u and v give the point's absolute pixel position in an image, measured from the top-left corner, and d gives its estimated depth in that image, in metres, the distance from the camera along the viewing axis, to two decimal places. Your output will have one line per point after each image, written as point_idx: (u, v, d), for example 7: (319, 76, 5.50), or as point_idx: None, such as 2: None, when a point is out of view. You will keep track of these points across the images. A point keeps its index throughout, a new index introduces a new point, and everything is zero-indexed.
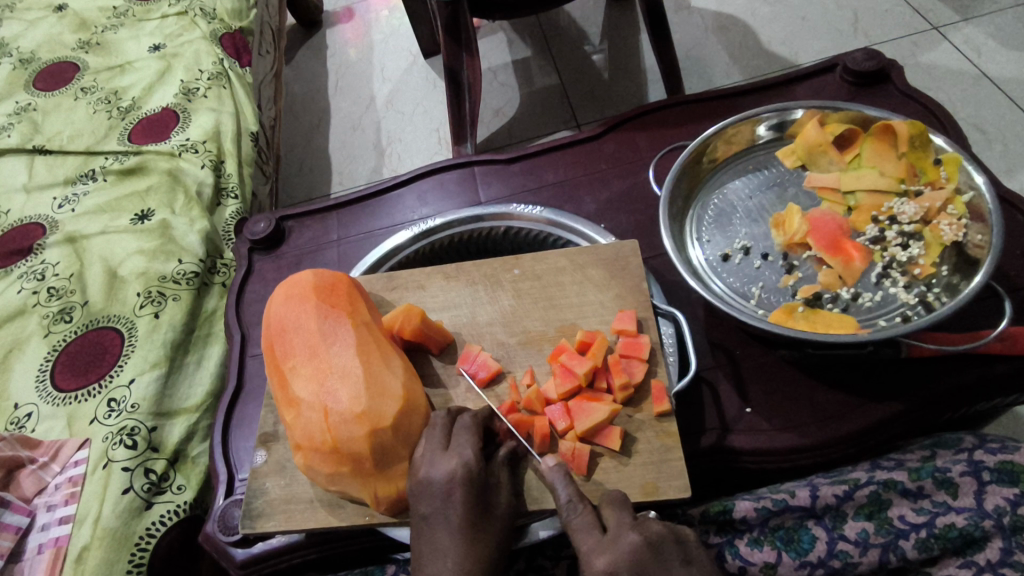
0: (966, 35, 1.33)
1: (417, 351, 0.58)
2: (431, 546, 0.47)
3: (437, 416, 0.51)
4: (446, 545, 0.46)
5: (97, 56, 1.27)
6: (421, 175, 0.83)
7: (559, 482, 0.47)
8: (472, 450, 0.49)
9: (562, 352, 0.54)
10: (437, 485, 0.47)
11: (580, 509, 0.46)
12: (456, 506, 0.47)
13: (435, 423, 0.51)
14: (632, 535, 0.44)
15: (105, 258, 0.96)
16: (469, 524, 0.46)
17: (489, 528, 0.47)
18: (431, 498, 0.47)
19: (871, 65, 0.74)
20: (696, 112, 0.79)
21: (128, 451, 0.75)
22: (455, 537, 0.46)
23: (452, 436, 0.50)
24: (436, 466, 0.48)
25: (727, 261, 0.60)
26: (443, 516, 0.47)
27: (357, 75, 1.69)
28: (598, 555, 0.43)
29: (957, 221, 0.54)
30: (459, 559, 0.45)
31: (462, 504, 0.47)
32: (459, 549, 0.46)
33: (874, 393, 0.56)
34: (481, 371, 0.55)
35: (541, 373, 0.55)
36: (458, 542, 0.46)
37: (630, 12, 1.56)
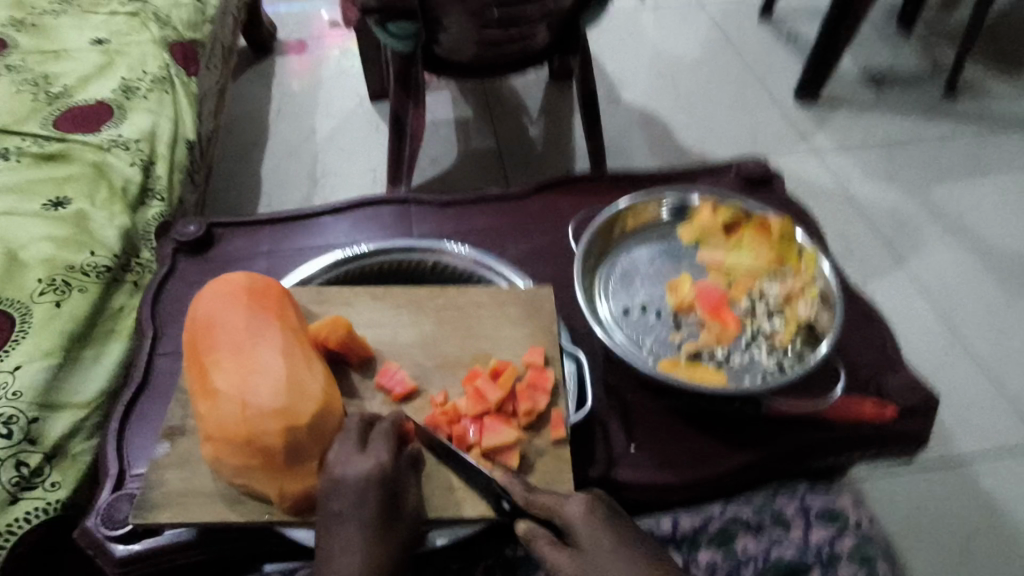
0: (839, 162, 1.57)
1: (338, 362, 0.61)
2: (341, 541, 0.50)
3: (351, 420, 0.54)
4: (355, 540, 0.50)
5: (32, 38, 1.23)
6: (358, 205, 0.88)
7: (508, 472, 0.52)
8: (388, 453, 0.52)
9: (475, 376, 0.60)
10: (352, 483, 0.51)
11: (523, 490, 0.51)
12: (368, 504, 0.50)
13: (352, 423, 0.54)
14: (580, 505, 0.50)
15: (6, 239, 0.91)
16: (380, 521, 0.50)
17: (397, 527, 0.51)
18: (346, 495, 0.50)
19: (759, 171, 0.89)
20: (613, 187, 0.90)
21: (2, 440, 0.71)
22: (365, 533, 0.50)
23: (367, 438, 0.53)
24: (351, 465, 0.51)
25: (627, 314, 0.68)
26: (355, 514, 0.50)
27: (301, 105, 1.73)
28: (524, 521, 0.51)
29: (811, 304, 0.65)
30: (368, 552, 0.49)
31: (375, 502, 0.50)
32: (368, 543, 0.50)
33: (737, 442, 0.64)
34: (398, 387, 0.59)
35: (454, 394, 0.60)
36: (368, 537, 0.50)
37: (567, 94, 1.72)
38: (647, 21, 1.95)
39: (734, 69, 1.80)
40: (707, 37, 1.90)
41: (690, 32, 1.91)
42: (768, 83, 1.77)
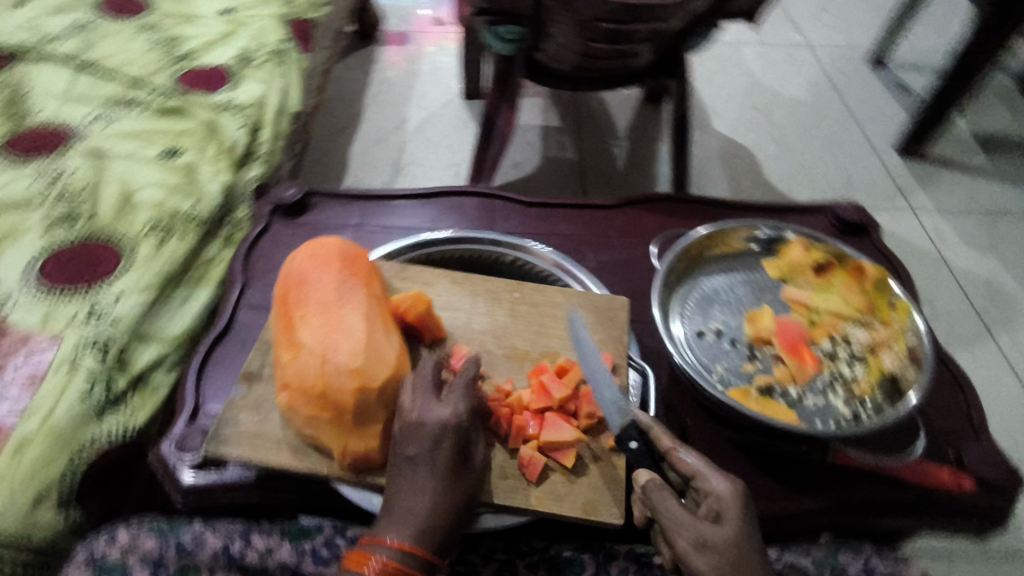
0: (935, 223, 1.50)
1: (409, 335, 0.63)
2: (414, 479, 0.50)
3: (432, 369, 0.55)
4: (427, 481, 0.50)
5: (170, 2, 1.33)
6: (446, 194, 0.90)
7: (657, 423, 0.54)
8: (465, 405, 0.53)
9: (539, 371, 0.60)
10: (428, 428, 0.51)
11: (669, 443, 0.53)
12: (444, 450, 0.51)
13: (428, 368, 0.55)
14: (727, 483, 0.51)
15: (123, 180, 0.98)
16: (454, 469, 0.51)
17: (467, 478, 0.52)
18: (421, 439, 0.51)
19: (856, 217, 0.86)
20: (700, 212, 0.89)
21: (97, 359, 0.77)
22: (438, 475, 0.50)
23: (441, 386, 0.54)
24: (428, 411, 0.52)
25: (701, 338, 0.67)
26: (431, 458, 0.51)
27: (397, 94, 1.79)
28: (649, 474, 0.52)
29: (897, 356, 0.63)
30: (438, 495, 0.50)
31: (449, 449, 0.51)
32: (439, 486, 0.50)
33: (799, 486, 0.62)
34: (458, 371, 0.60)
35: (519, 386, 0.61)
36: (439, 479, 0.50)
37: (657, 117, 1.72)
38: (749, 54, 1.92)
39: (834, 113, 1.75)
40: (810, 77, 1.85)
41: (792, 70, 1.87)
42: (868, 131, 1.70)
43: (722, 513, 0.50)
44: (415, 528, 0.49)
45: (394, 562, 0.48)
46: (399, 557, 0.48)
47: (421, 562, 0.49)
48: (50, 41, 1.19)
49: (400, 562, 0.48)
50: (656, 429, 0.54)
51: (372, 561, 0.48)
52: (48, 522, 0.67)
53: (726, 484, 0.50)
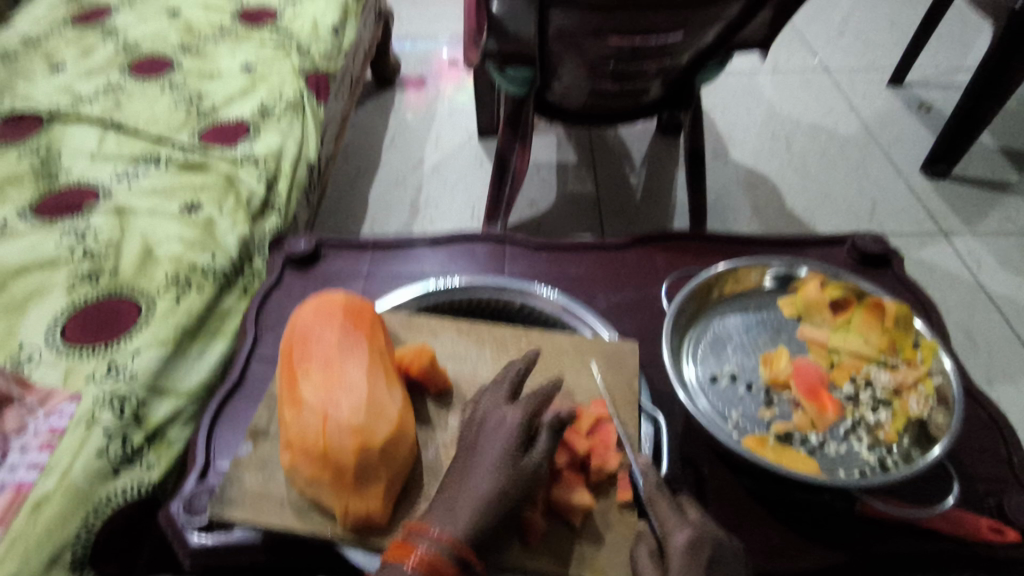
0: (968, 246, 1.45)
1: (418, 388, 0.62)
2: (475, 473, 0.50)
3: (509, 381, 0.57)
4: (487, 473, 0.49)
5: (193, 60, 1.38)
6: (455, 238, 0.90)
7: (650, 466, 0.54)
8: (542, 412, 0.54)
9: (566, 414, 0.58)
10: (495, 430, 0.52)
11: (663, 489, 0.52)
12: (505, 445, 0.51)
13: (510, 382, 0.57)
14: (685, 533, 0.49)
15: (145, 235, 1.01)
16: (514, 464, 0.50)
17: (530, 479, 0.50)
18: (489, 434, 0.52)
19: (876, 249, 0.83)
20: (712, 248, 0.87)
21: (114, 416, 0.77)
22: (495, 468, 0.49)
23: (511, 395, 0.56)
24: (499, 413, 0.53)
25: (714, 383, 0.65)
26: (494, 453, 0.50)
27: (414, 137, 1.82)
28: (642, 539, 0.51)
29: (923, 399, 0.60)
30: (493, 487, 0.48)
31: (512, 443, 0.51)
32: (498, 474, 0.49)
33: (823, 539, 0.59)
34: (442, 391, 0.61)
35: None
36: (497, 471, 0.49)
37: (673, 148, 1.71)
38: (764, 82, 1.91)
39: (855, 137, 1.72)
40: (828, 102, 1.83)
41: (809, 95, 1.85)
42: (891, 154, 1.67)
43: (669, 564, 0.48)
44: (466, 518, 0.46)
45: (437, 555, 0.44)
46: (443, 549, 0.44)
47: (464, 558, 0.45)
48: (81, 104, 1.25)
49: (443, 555, 0.44)
50: (646, 469, 0.53)
51: (415, 553, 0.44)
52: None
53: (680, 530, 0.49)
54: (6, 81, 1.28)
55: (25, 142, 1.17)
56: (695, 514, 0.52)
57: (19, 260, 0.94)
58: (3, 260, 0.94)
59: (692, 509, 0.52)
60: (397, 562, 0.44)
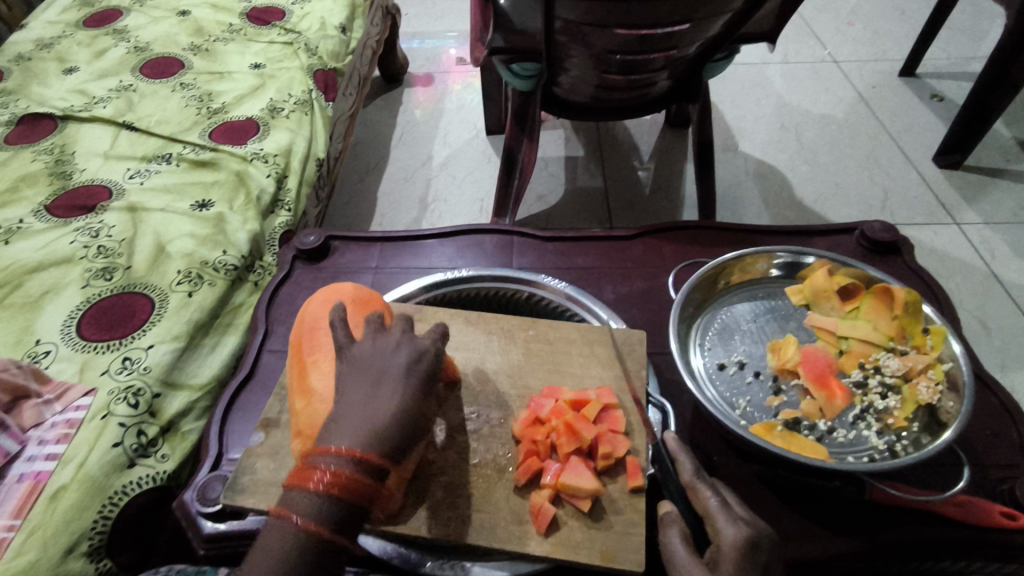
0: (983, 235, 1.43)
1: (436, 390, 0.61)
2: (375, 391, 0.50)
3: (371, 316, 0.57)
4: (391, 393, 0.50)
5: (203, 60, 1.40)
6: (463, 231, 0.91)
7: (683, 451, 0.53)
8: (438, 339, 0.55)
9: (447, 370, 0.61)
10: (399, 355, 0.52)
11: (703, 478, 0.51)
12: (415, 369, 0.52)
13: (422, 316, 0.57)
14: (745, 530, 0.47)
15: (158, 232, 1.02)
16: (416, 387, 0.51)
17: (424, 402, 0.52)
18: (395, 355, 0.52)
19: (886, 236, 0.82)
20: (720, 238, 0.87)
21: (129, 409, 0.79)
22: (404, 391, 0.50)
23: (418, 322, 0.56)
24: (405, 337, 0.54)
25: (722, 370, 0.65)
26: (398, 374, 0.51)
27: (422, 133, 1.83)
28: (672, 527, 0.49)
29: (934, 384, 0.59)
30: (399, 408, 0.49)
31: (421, 369, 0.52)
32: (401, 393, 0.50)
33: (832, 526, 0.59)
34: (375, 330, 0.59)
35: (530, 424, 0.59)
36: (407, 393, 0.50)
37: (682, 141, 1.70)
38: (774, 73, 1.90)
39: (866, 127, 1.70)
40: (838, 93, 1.82)
41: (819, 87, 1.84)
42: (904, 145, 1.65)
43: (719, 561, 0.46)
44: (368, 435, 0.47)
45: (339, 472, 0.46)
46: (348, 468, 0.46)
47: (367, 471, 0.46)
48: (94, 105, 1.27)
49: (345, 470, 0.46)
50: (682, 456, 0.52)
51: (318, 474, 0.46)
52: (80, 570, 0.69)
53: (729, 525, 0.47)
54: (21, 84, 1.30)
55: (40, 143, 1.19)
56: (739, 506, 0.51)
57: (36, 258, 0.96)
58: (20, 259, 0.96)
59: (734, 499, 0.51)
60: (299, 489, 0.46)
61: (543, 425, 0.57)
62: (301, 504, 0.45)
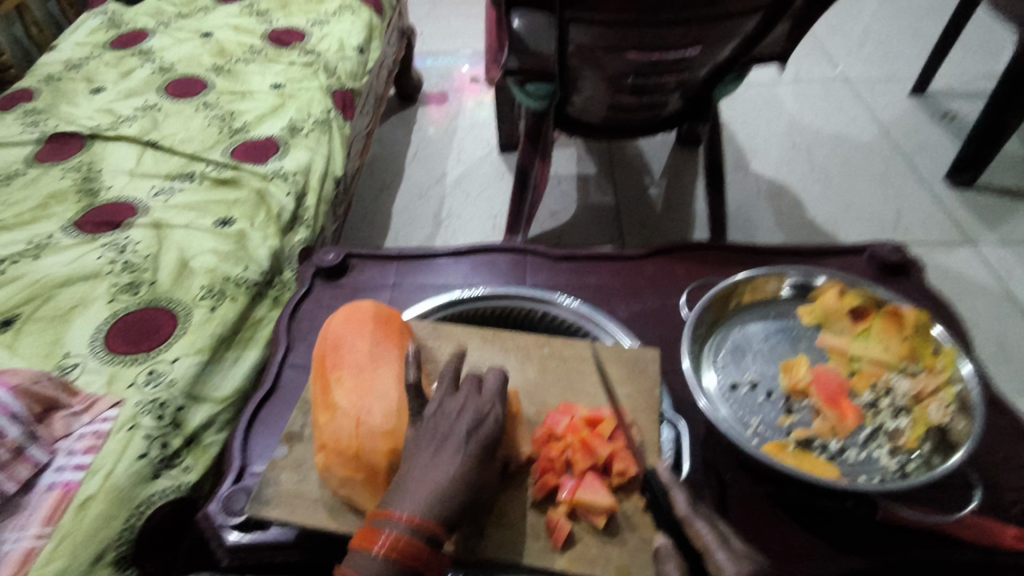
0: (995, 255, 1.43)
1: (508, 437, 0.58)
2: (438, 455, 0.49)
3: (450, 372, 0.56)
4: (454, 456, 0.49)
5: (226, 80, 1.44)
6: (479, 250, 0.93)
7: (678, 489, 0.51)
8: (500, 404, 0.54)
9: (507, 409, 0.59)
10: (462, 421, 0.52)
11: (700, 512, 0.49)
12: (478, 437, 0.51)
13: (490, 372, 0.57)
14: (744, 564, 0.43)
15: (181, 248, 1.05)
16: (479, 452, 0.50)
17: (486, 468, 0.51)
18: (459, 421, 0.52)
19: (896, 258, 0.84)
20: (730, 258, 0.89)
21: (155, 420, 0.81)
22: (466, 457, 0.49)
23: (485, 385, 0.55)
24: (469, 402, 0.53)
25: (735, 390, 0.66)
26: (461, 441, 0.50)
27: (436, 151, 1.86)
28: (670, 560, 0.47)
29: (944, 406, 0.60)
30: (461, 471, 0.48)
31: (482, 437, 0.51)
32: (465, 460, 0.49)
33: (843, 545, 0.59)
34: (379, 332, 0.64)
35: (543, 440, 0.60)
36: (469, 459, 0.49)
37: (692, 160, 1.72)
38: (784, 93, 1.92)
39: (876, 147, 1.72)
40: (848, 112, 1.83)
41: (829, 106, 1.86)
42: (914, 164, 1.66)
43: None
44: (432, 503, 0.46)
45: (400, 537, 0.44)
46: (409, 532, 0.45)
47: (429, 539, 0.45)
48: (120, 123, 1.31)
49: (407, 537, 0.45)
50: (676, 490, 0.51)
51: (379, 539, 0.45)
52: None
53: (729, 559, 0.44)
54: (50, 104, 1.34)
55: (68, 161, 1.22)
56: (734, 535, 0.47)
57: (64, 273, 0.99)
58: (49, 274, 0.98)
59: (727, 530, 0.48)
60: (362, 551, 0.45)
61: (556, 440, 0.58)
62: (364, 564, 0.44)
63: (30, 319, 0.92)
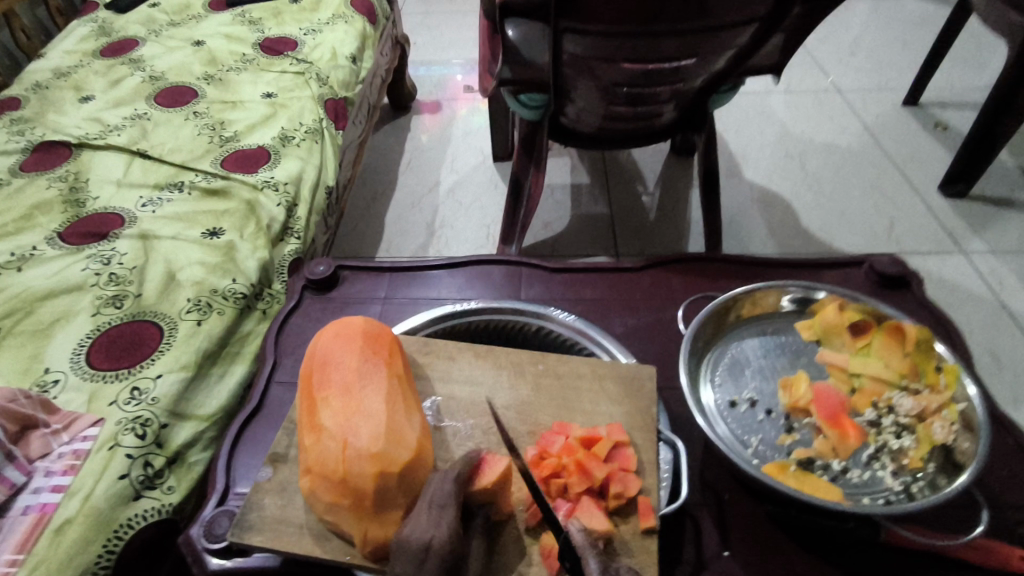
0: (990, 265, 1.43)
1: (477, 505, 0.54)
2: None
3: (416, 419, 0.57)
4: None
5: (216, 89, 1.42)
6: (471, 262, 0.91)
7: (589, 552, 0.49)
8: (451, 519, 0.50)
9: (469, 476, 0.54)
10: (409, 555, 0.48)
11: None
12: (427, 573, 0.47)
13: (442, 481, 0.52)
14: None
15: (168, 260, 1.03)
16: None
17: None
18: (407, 560, 0.48)
19: (895, 270, 0.82)
20: (728, 270, 0.87)
21: (136, 439, 0.78)
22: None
23: (434, 500, 0.51)
24: (416, 529, 0.49)
25: (733, 408, 0.65)
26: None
27: (430, 160, 1.85)
28: None
29: (948, 425, 0.59)
30: None
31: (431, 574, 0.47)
32: None
33: (846, 568, 0.58)
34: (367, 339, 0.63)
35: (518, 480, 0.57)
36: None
37: (687, 169, 1.71)
38: (777, 102, 1.92)
39: (871, 157, 1.71)
40: (842, 122, 1.83)
41: (823, 116, 1.86)
42: (909, 174, 1.66)
43: None
44: None
45: None
46: None
47: None
48: (108, 132, 1.29)
49: None
50: (587, 556, 0.49)
51: None
52: None
53: None
54: (37, 112, 1.33)
55: (54, 170, 1.20)
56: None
57: (47, 286, 0.96)
58: (32, 286, 0.96)
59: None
60: None
61: (548, 460, 0.56)
62: None
63: (10, 333, 0.90)
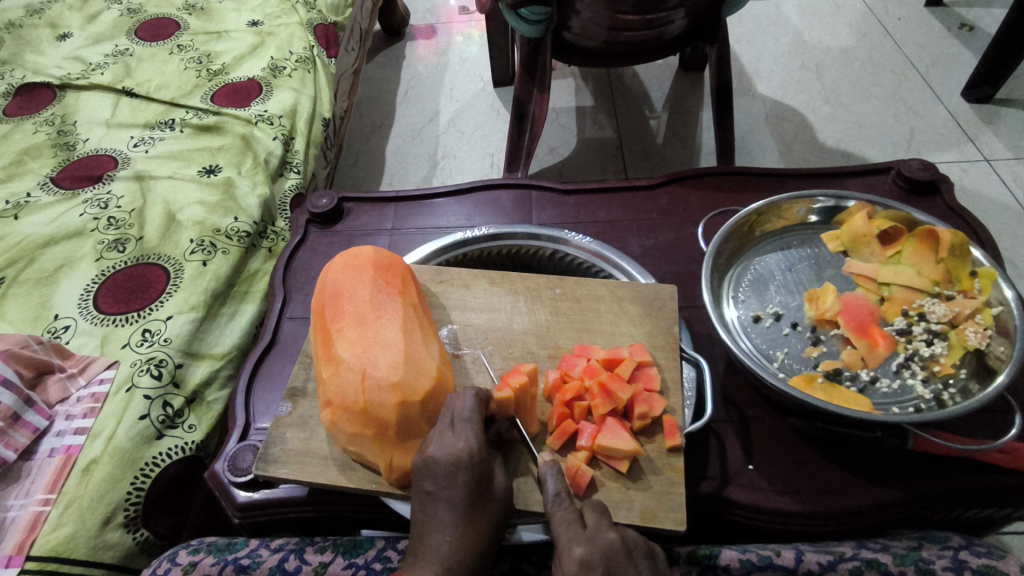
0: (1014, 171, 1.37)
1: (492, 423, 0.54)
2: (434, 523, 0.47)
3: (433, 346, 0.56)
4: (449, 522, 0.47)
5: (199, 20, 1.34)
6: (480, 188, 0.88)
7: (551, 475, 0.47)
8: (476, 433, 0.49)
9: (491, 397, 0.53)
10: (444, 473, 0.48)
11: (567, 506, 0.45)
12: (460, 487, 0.47)
13: (463, 398, 0.51)
14: (576, 549, 0.43)
15: (167, 201, 1.00)
16: (468, 503, 0.47)
17: (486, 515, 0.48)
18: (437, 475, 0.48)
19: (925, 175, 0.78)
20: (749, 184, 0.83)
21: (153, 380, 0.78)
22: (457, 516, 0.47)
23: (458, 416, 0.50)
24: (443, 446, 0.49)
25: (757, 323, 0.64)
26: (446, 509, 0.47)
27: (428, 89, 1.77)
28: (574, 545, 0.43)
29: (982, 329, 0.57)
30: (457, 536, 0.46)
31: (465, 486, 0.47)
32: (458, 527, 0.47)
33: (873, 476, 0.57)
34: (378, 264, 0.61)
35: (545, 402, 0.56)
36: (459, 517, 0.47)
37: (698, 86, 1.63)
38: (792, 9, 1.80)
39: (891, 62, 1.62)
40: (861, 26, 1.72)
41: (841, 20, 1.75)
42: (932, 78, 1.57)
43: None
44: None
45: None
46: None
47: None
48: (91, 71, 1.22)
49: None
50: (547, 478, 0.47)
51: None
52: (118, 541, 0.69)
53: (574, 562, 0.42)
54: (14, 53, 1.26)
55: (40, 114, 1.15)
56: (595, 524, 0.45)
57: (46, 233, 0.94)
58: (31, 234, 0.94)
59: (594, 517, 0.46)
60: None
61: (571, 383, 0.55)
62: None
63: (16, 282, 0.88)
